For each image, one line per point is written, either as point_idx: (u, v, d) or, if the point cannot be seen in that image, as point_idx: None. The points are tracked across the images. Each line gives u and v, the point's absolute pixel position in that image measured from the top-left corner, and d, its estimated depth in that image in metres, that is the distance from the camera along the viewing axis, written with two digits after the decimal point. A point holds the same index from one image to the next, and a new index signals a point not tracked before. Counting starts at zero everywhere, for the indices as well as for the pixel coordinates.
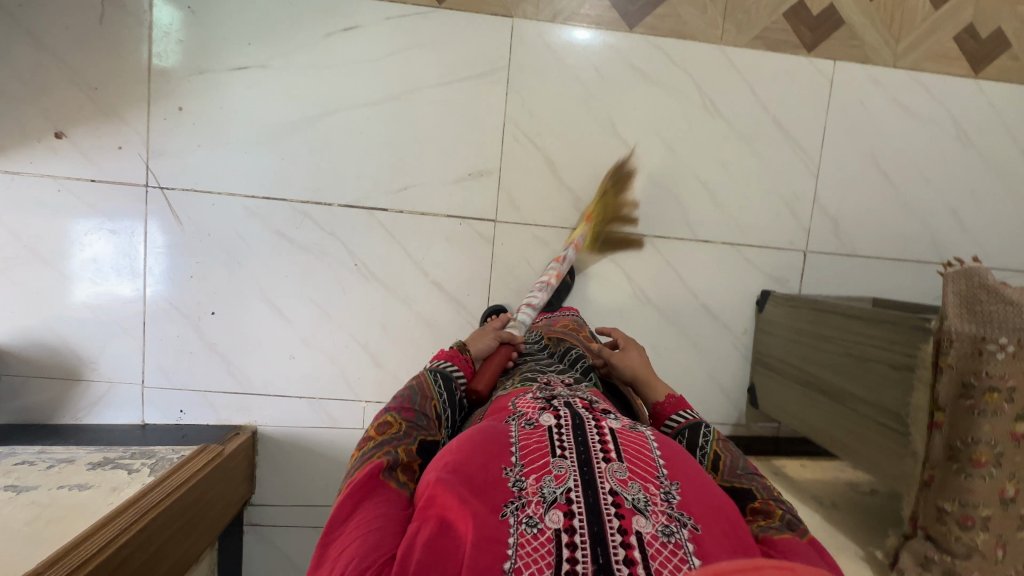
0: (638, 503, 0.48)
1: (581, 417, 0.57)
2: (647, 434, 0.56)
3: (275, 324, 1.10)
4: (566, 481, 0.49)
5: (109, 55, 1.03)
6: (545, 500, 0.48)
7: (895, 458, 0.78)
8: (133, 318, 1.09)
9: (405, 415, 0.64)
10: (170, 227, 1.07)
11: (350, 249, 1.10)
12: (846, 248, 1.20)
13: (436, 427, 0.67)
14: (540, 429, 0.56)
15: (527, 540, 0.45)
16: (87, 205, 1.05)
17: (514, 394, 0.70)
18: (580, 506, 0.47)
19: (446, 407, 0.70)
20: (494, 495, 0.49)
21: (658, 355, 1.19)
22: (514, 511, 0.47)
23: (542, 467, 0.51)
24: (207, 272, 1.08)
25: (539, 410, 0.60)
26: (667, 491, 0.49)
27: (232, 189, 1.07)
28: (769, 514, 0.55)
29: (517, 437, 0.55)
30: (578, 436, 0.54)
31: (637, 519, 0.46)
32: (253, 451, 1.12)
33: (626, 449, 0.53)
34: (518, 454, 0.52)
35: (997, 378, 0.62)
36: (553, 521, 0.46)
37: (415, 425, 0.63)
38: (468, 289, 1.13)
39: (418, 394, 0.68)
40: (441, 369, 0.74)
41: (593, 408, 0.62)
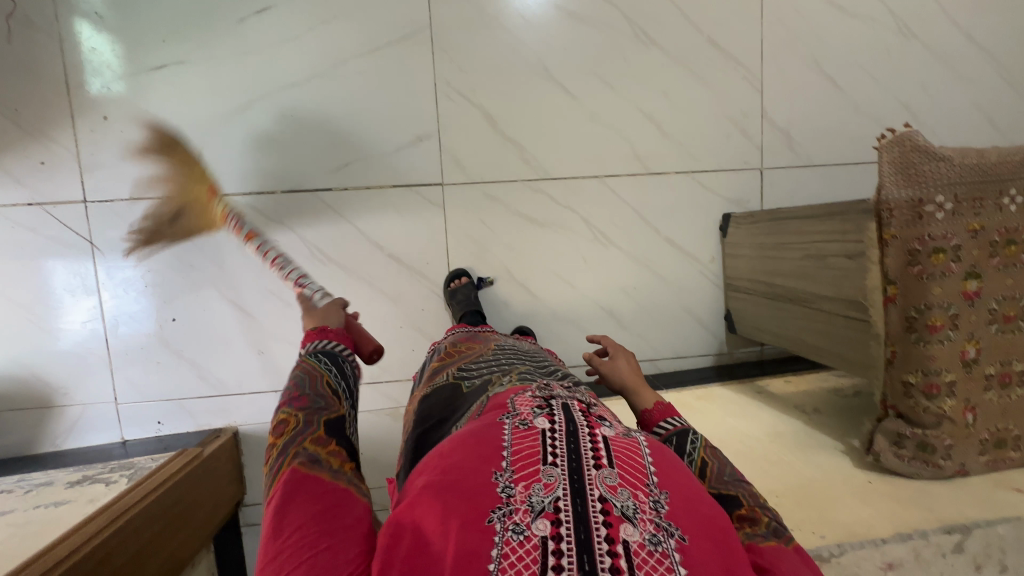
0: (627, 511, 0.41)
1: (575, 422, 0.50)
2: (641, 441, 0.50)
3: (240, 322, 1.09)
4: (555, 489, 0.42)
5: (23, 72, 1.01)
6: (532, 507, 0.41)
7: (862, 346, 0.76)
8: (94, 337, 1.08)
9: (296, 406, 0.56)
10: (116, 240, 1.06)
11: (301, 235, 1.08)
12: (802, 160, 1.18)
13: (336, 403, 0.59)
14: (535, 430, 0.48)
15: (511, 549, 0.38)
16: (28, 229, 1.04)
17: (509, 389, 0.62)
18: (566, 515, 0.40)
19: (339, 382, 0.63)
20: (480, 501, 0.41)
21: (629, 297, 1.18)
22: (501, 519, 0.40)
23: (531, 473, 0.43)
24: (162, 279, 1.07)
25: (533, 410, 0.52)
26: (656, 499, 0.43)
27: (172, 191, 1.05)
28: (755, 520, 0.48)
29: (509, 439, 0.47)
30: (569, 437, 0.47)
31: (625, 527, 0.40)
32: (238, 452, 1.11)
33: (619, 455, 0.46)
34: (508, 458, 0.45)
35: (940, 240, 0.61)
36: (540, 529, 0.39)
37: (312, 410, 0.56)
38: (426, 257, 1.11)
39: (306, 377, 0.61)
40: (321, 350, 0.67)
41: (590, 411, 0.53)
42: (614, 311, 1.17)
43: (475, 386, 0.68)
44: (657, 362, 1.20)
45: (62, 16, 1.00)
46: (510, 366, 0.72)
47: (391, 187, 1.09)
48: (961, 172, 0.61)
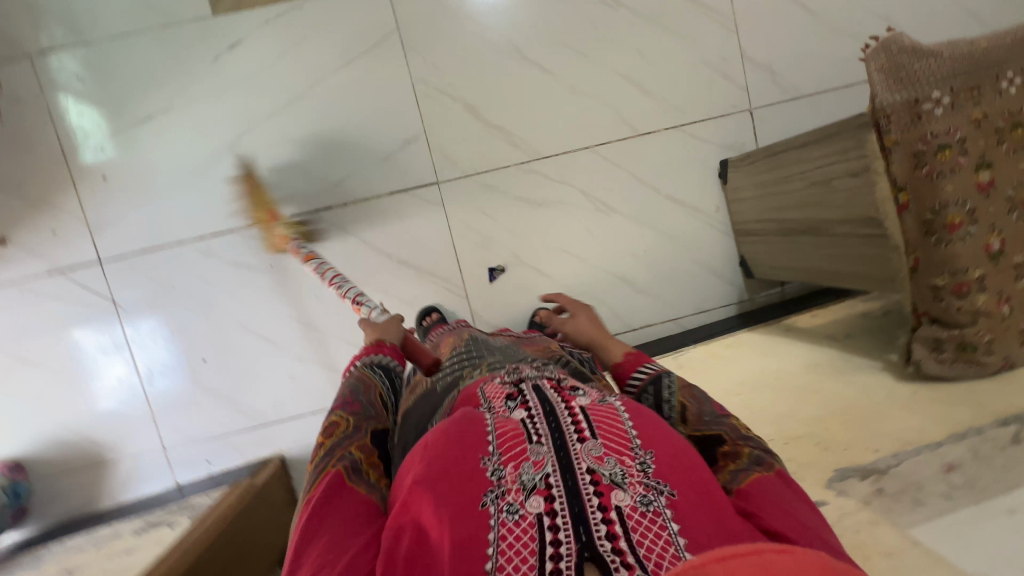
0: (615, 477, 0.43)
1: (549, 400, 0.52)
2: (617, 405, 0.53)
3: (266, 351, 1.11)
4: (544, 467, 0.44)
5: (20, 148, 1.04)
6: (524, 487, 0.43)
7: (882, 262, 0.76)
8: (133, 389, 1.11)
9: (349, 411, 0.64)
10: (135, 293, 1.08)
11: (310, 257, 1.10)
12: (789, 92, 1.16)
13: (383, 415, 0.68)
14: (513, 421, 0.51)
15: (507, 530, 0.40)
16: (52, 298, 1.07)
17: (479, 378, 0.64)
18: (558, 490, 0.42)
19: (389, 394, 0.73)
20: (471, 487, 0.44)
21: (641, 260, 1.17)
22: (495, 501, 0.43)
23: (520, 453, 0.46)
24: (186, 323, 1.10)
25: (506, 398, 0.55)
26: (643, 461, 0.45)
27: (179, 236, 1.08)
28: (737, 455, 0.51)
29: (492, 427, 0.51)
30: (549, 415, 0.50)
31: (616, 494, 0.42)
32: (288, 477, 1.14)
33: (600, 421, 0.49)
34: (495, 444, 0.48)
35: (944, 136, 0.60)
36: (534, 507, 0.42)
37: (362, 417, 0.64)
38: (435, 257, 1.12)
39: (361, 387, 0.70)
40: (378, 363, 0.76)
41: (561, 386, 0.56)
42: (628, 277, 1.17)
43: (448, 383, 0.70)
44: (679, 320, 1.19)
45: (46, 87, 1.03)
46: (479, 360, 0.73)
47: (389, 194, 1.10)
48: (952, 64, 0.60)
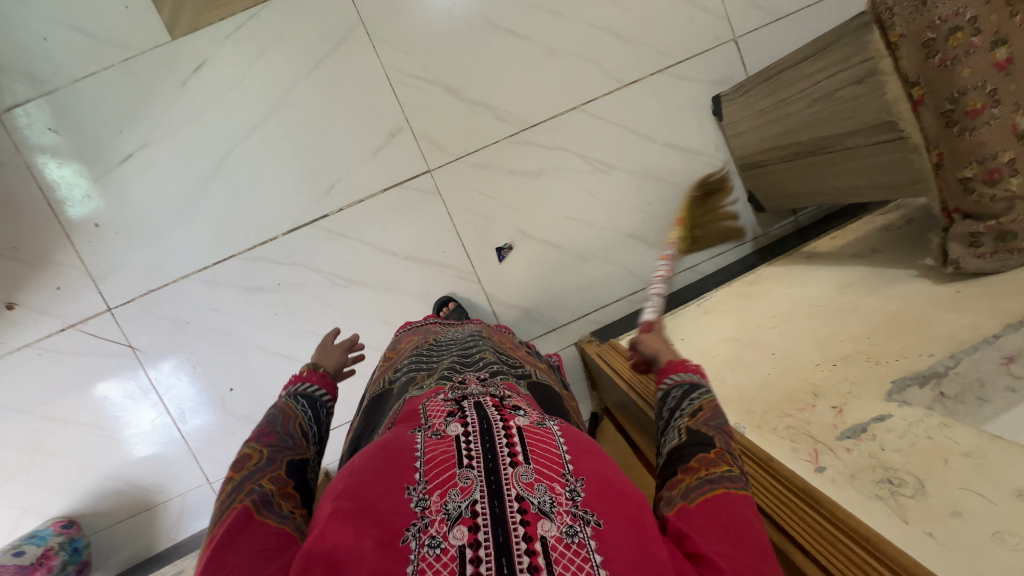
0: (544, 505, 0.39)
1: (489, 420, 0.47)
2: (555, 429, 0.48)
3: (290, 369, 1.11)
4: (472, 492, 0.39)
5: (10, 210, 1.02)
6: (449, 517, 0.38)
7: (901, 166, 0.73)
8: (168, 430, 1.11)
9: (263, 441, 0.53)
10: (151, 334, 1.08)
11: (317, 268, 1.09)
12: (772, 14, 1.12)
13: (304, 445, 0.55)
14: (447, 438, 0.45)
15: (427, 565, 0.36)
16: (72, 353, 1.07)
17: (422, 394, 0.58)
18: (484, 518, 0.38)
19: (312, 425, 0.59)
20: (389, 520, 0.39)
21: (647, 213, 1.15)
22: (416, 535, 0.38)
23: (446, 480, 0.41)
24: (206, 356, 1.09)
25: (445, 417, 0.48)
26: (574, 488, 0.41)
27: (183, 271, 1.06)
28: (713, 471, 0.45)
29: (421, 449, 0.45)
30: (485, 435, 0.44)
31: (543, 524, 0.38)
32: None
33: (534, 445, 0.44)
34: (422, 469, 0.42)
35: (954, 18, 0.58)
36: (457, 538, 0.37)
37: (278, 449, 0.52)
38: (441, 246, 1.11)
39: (278, 416, 0.57)
40: (303, 392, 0.63)
41: (503, 405, 0.50)
42: (637, 233, 1.15)
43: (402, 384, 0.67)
44: (695, 267, 1.17)
45: (22, 143, 1.01)
46: (434, 365, 0.68)
47: (383, 191, 1.08)
48: None
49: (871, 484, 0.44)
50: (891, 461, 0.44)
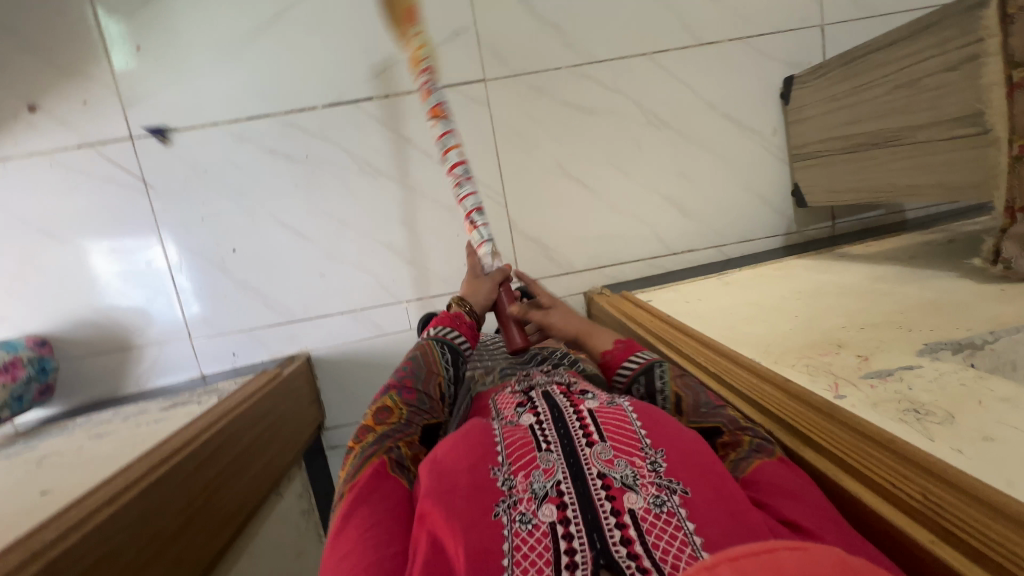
0: (626, 480, 0.46)
1: (560, 408, 0.56)
2: (626, 406, 0.56)
3: (297, 245, 1.08)
4: (555, 473, 0.48)
5: (53, 9, 0.98)
6: (536, 496, 0.46)
7: (968, 163, 0.71)
8: (162, 275, 1.09)
9: (406, 399, 0.69)
10: (166, 174, 1.05)
11: (347, 149, 1.06)
12: (866, 9, 1.08)
13: (438, 408, 0.72)
14: (522, 428, 0.55)
15: (522, 539, 0.43)
16: (82, 172, 1.03)
17: (490, 388, 0.77)
18: (570, 497, 0.45)
19: (449, 385, 0.75)
20: (483, 496, 0.47)
21: (689, 181, 1.12)
22: (507, 511, 0.45)
23: (529, 462, 0.49)
24: (216, 210, 1.06)
25: (518, 410, 0.59)
26: (654, 461, 0.48)
27: (213, 118, 1.03)
28: (737, 444, 0.50)
29: (500, 435, 0.54)
30: (558, 424, 0.53)
31: (629, 497, 0.44)
32: (313, 375, 1.12)
33: (608, 428, 0.52)
34: (504, 454, 0.51)
35: None
36: (547, 515, 0.44)
37: (415, 410, 0.69)
38: (477, 160, 1.08)
39: (425, 371, 0.73)
40: (448, 341, 0.78)
41: (570, 393, 0.61)
42: (674, 198, 1.12)
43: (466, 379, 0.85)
44: (721, 247, 1.15)
45: None
46: (495, 364, 0.86)
47: None
48: None
49: (892, 411, 0.43)
50: (918, 397, 0.44)
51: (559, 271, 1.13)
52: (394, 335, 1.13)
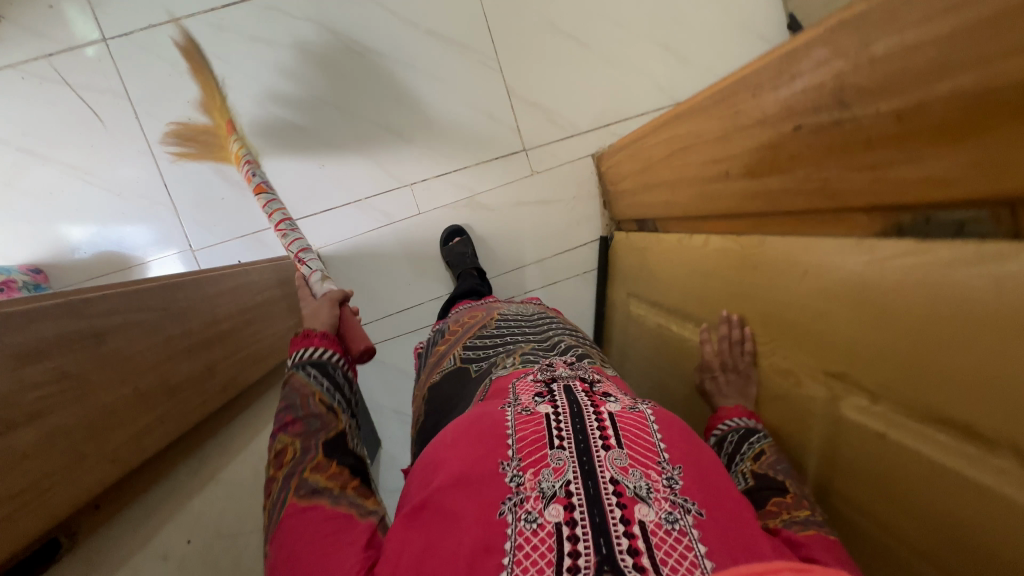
0: (640, 490, 0.35)
1: (579, 402, 0.42)
2: (648, 412, 0.43)
3: (291, 137, 1.04)
4: (565, 472, 0.35)
5: None
6: (542, 493, 0.35)
7: None
8: (154, 186, 1.05)
9: (291, 432, 0.45)
10: (147, 77, 1.01)
11: (331, 28, 1.02)
12: None
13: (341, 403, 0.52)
14: (537, 415, 0.41)
15: (524, 542, 0.32)
16: (59, 80, 0.99)
17: (510, 374, 0.54)
18: (580, 498, 0.34)
19: (334, 394, 0.50)
20: (485, 488, 0.35)
21: (684, 26, 1.09)
22: (511, 509, 0.34)
23: (539, 459, 0.37)
24: (203, 108, 1.02)
25: (535, 397, 0.44)
26: (671, 477, 0.37)
27: (187, 9, 0.99)
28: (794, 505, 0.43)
29: (509, 421, 0.40)
30: (575, 416, 0.40)
31: (640, 508, 0.34)
32: (323, 273, 1.08)
33: (627, 430, 0.39)
34: (511, 441, 0.38)
35: None
36: (553, 515, 0.33)
37: (308, 434, 0.45)
38: (465, 25, 1.04)
39: (294, 397, 0.48)
40: (310, 361, 0.52)
41: (593, 391, 0.45)
42: (671, 45, 1.10)
43: (476, 368, 0.62)
44: None
45: None
46: (514, 345, 0.65)
47: None
48: None
49: None
50: None
51: (563, 135, 1.10)
52: (403, 222, 1.09)
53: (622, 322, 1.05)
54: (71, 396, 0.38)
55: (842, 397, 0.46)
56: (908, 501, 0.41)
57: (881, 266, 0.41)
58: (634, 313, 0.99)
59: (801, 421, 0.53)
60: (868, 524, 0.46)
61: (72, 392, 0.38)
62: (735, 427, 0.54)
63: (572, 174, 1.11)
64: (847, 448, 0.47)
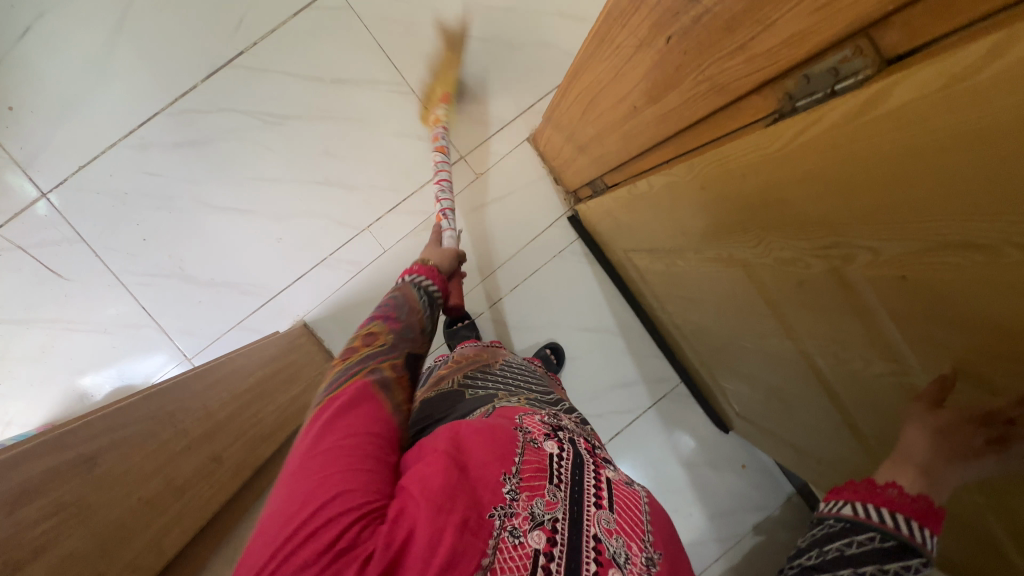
0: (618, 556, 0.38)
1: (582, 456, 0.45)
2: (641, 495, 0.46)
3: (243, 222, 1.07)
4: (557, 508, 0.38)
5: None
6: (531, 516, 0.37)
7: None
8: (133, 311, 1.07)
9: (385, 336, 0.55)
10: (93, 215, 1.04)
11: (244, 109, 1.05)
12: None
13: (421, 343, 0.59)
14: (543, 451, 0.43)
15: (505, 549, 0.35)
16: (15, 248, 1.02)
17: (517, 406, 0.54)
18: (562, 540, 0.37)
19: (428, 317, 0.63)
20: (483, 495, 0.37)
21: None
22: (501, 518, 0.36)
23: (536, 485, 0.39)
24: (154, 224, 1.06)
25: (543, 431, 0.46)
26: (649, 556, 0.40)
27: (109, 140, 1.03)
28: None
29: (520, 447, 0.42)
30: (576, 467, 0.43)
31: (614, 573, 0.37)
32: (316, 337, 1.10)
33: (621, 500, 0.43)
34: (518, 463, 0.40)
35: None
36: (535, 542, 0.36)
37: (378, 360, 0.51)
38: (366, 61, 1.06)
39: (387, 352, 0.53)
40: (423, 287, 0.65)
41: (595, 452, 0.49)
42: (565, 11, 1.08)
43: (478, 395, 0.63)
44: None
45: None
46: (519, 390, 0.66)
47: (294, 15, 1.03)
48: None
49: None
50: None
51: (494, 130, 1.12)
52: (372, 264, 1.11)
53: (639, 276, 1.03)
54: (72, 523, 0.39)
55: (845, 265, 0.43)
56: (976, 368, 0.38)
57: (796, 143, 0.39)
58: (641, 265, 0.96)
59: (841, 303, 0.47)
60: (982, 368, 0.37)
61: (75, 518, 0.40)
62: (879, 525, 0.37)
63: (516, 164, 1.13)
64: (875, 302, 0.43)
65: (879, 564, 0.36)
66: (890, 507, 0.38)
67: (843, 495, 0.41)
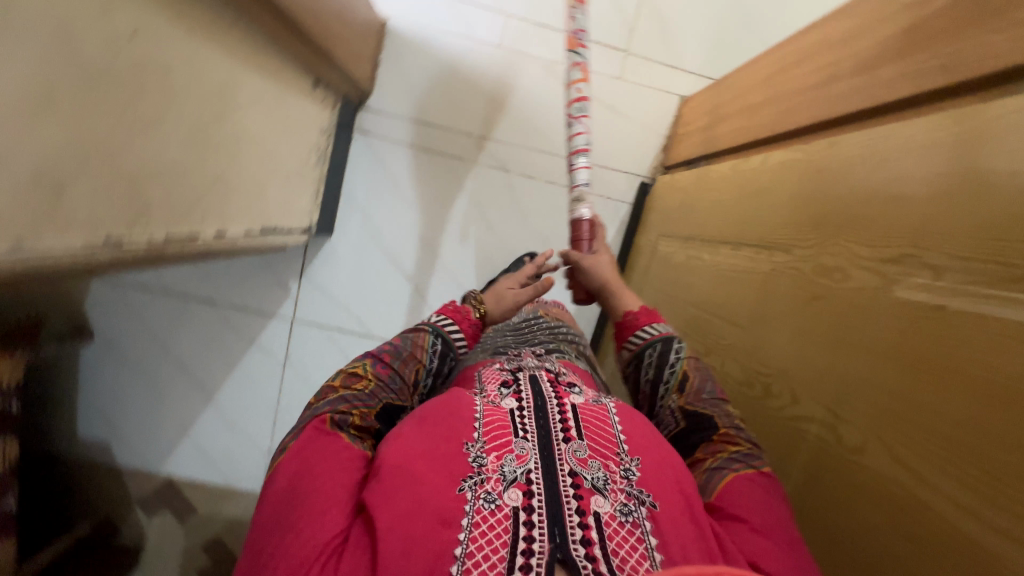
0: (597, 482, 0.39)
1: (543, 394, 0.47)
2: (610, 407, 0.47)
3: None
4: (527, 461, 0.39)
5: None
6: (504, 478, 0.38)
7: None
8: None
9: (377, 367, 0.52)
10: None
11: None
12: None
13: (408, 394, 0.53)
14: (501, 409, 0.45)
15: (482, 519, 0.36)
16: None
17: (479, 361, 0.62)
18: (538, 488, 0.38)
19: (430, 376, 0.56)
20: (450, 467, 0.39)
21: None
22: (473, 487, 0.37)
23: (502, 444, 0.41)
24: None
25: (501, 386, 0.49)
26: (629, 468, 0.40)
27: None
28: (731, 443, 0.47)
29: (479, 410, 0.44)
30: (538, 413, 0.44)
31: (596, 499, 0.38)
32: (379, 43, 1.03)
33: (588, 421, 0.44)
34: (479, 429, 0.42)
35: None
36: (512, 499, 0.37)
37: (384, 386, 0.51)
38: None
39: (406, 348, 0.54)
40: (444, 332, 0.57)
41: (558, 382, 0.51)
42: None
43: (462, 361, 0.70)
44: None
45: None
46: (495, 346, 0.72)
47: None
48: None
49: None
50: None
51: (667, 61, 1.07)
52: (478, 44, 1.06)
53: (642, 267, 1.00)
54: None
55: (891, 284, 0.40)
56: (939, 431, 0.34)
57: (976, 137, 0.36)
58: (659, 254, 0.93)
59: (830, 331, 0.45)
60: (927, 452, 0.34)
61: None
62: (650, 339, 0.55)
63: (653, 103, 1.08)
64: (870, 332, 0.40)
65: (664, 366, 0.53)
66: (642, 327, 0.57)
67: (624, 335, 0.58)
